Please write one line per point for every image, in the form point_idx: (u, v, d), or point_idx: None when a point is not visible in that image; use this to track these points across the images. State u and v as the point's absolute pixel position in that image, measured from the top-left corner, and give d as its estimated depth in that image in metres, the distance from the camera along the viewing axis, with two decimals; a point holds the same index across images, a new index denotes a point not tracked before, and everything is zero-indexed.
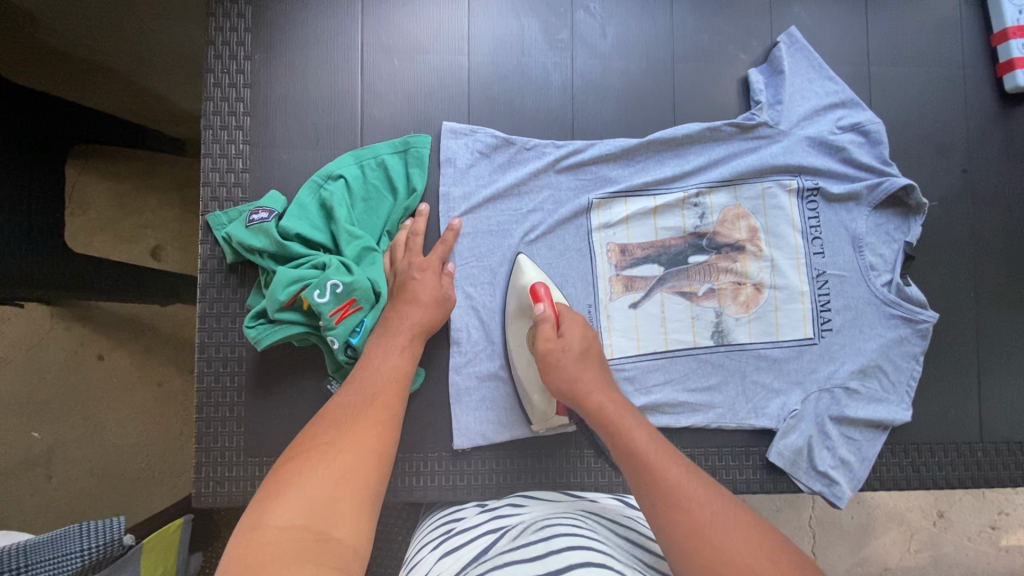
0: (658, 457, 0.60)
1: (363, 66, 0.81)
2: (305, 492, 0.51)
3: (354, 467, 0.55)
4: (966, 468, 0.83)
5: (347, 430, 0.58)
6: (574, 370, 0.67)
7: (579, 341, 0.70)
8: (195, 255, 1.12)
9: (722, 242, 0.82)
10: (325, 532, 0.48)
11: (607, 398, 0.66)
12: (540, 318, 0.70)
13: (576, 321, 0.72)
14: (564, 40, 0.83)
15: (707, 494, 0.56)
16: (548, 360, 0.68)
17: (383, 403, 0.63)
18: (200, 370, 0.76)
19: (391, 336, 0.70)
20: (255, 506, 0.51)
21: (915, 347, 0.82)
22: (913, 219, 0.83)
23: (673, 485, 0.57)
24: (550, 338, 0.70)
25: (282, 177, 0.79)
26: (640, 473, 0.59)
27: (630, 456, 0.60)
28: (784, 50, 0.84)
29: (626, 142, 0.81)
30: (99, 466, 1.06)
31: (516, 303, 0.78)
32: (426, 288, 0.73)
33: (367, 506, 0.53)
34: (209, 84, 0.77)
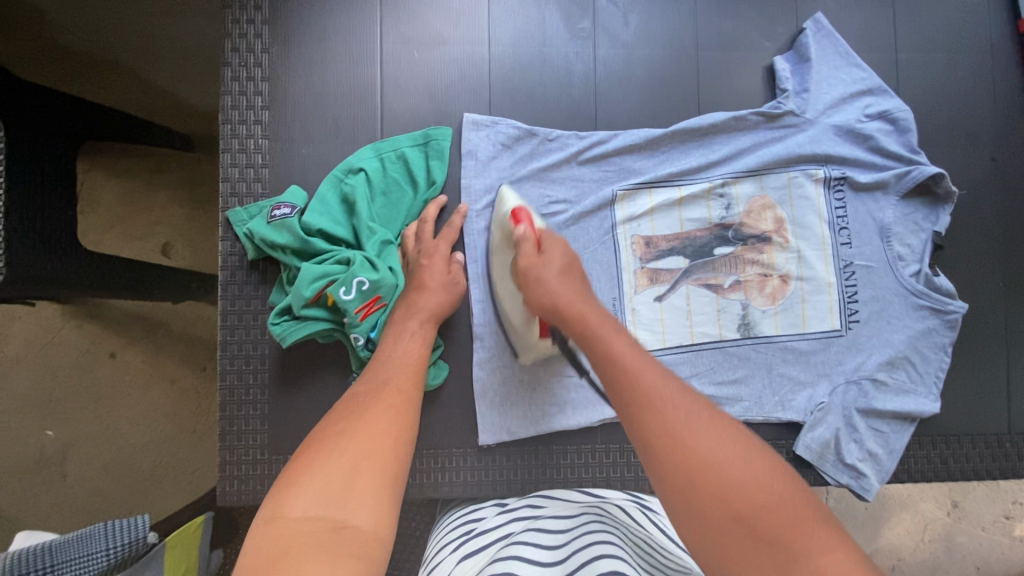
0: (636, 362, 0.57)
1: (382, 58, 0.79)
2: (320, 481, 0.49)
3: (368, 451, 0.52)
4: (994, 459, 0.83)
5: (360, 417, 0.56)
6: (554, 283, 0.65)
7: (561, 258, 0.68)
8: (206, 252, 1.11)
9: (748, 234, 0.81)
10: (341, 521, 0.46)
11: (586, 306, 0.64)
12: (520, 239, 0.68)
13: (559, 242, 0.70)
14: (586, 29, 0.81)
15: (683, 398, 0.54)
16: (528, 276, 0.66)
17: (398, 387, 0.60)
18: (223, 368, 0.75)
19: (408, 323, 0.68)
20: (270, 499, 0.49)
21: (944, 338, 0.81)
22: (941, 208, 0.82)
23: (650, 392, 0.54)
24: (530, 255, 0.67)
25: (302, 172, 0.78)
26: (617, 380, 0.56)
27: (608, 363, 0.58)
28: (811, 37, 0.82)
29: (650, 132, 0.80)
30: (113, 464, 1.06)
31: (498, 233, 0.76)
32: (433, 273, 0.72)
33: (387, 490, 0.51)
34: (227, 78, 0.76)
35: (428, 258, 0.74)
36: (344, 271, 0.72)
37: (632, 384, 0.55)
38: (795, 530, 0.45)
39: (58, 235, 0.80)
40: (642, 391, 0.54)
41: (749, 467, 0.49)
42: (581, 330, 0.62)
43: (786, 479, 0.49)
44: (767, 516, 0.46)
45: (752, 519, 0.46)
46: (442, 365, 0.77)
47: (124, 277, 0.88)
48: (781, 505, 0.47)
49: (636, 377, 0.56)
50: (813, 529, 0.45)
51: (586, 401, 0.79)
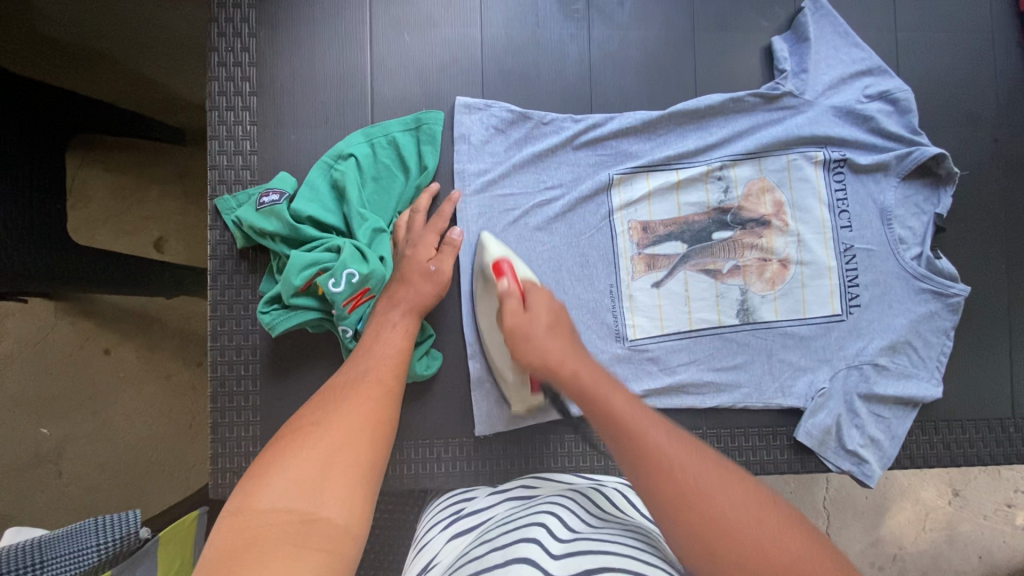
0: (636, 416, 0.56)
1: (372, 41, 0.78)
2: (292, 472, 0.48)
3: (344, 443, 0.52)
4: (997, 444, 0.82)
5: (337, 409, 0.56)
6: (544, 341, 0.64)
7: (548, 314, 0.66)
8: (198, 246, 1.09)
9: (747, 218, 0.80)
10: (312, 513, 0.45)
11: (578, 364, 0.62)
12: (505, 294, 0.67)
13: (544, 296, 0.68)
14: (580, 11, 0.80)
15: (688, 451, 0.52)
16: (516, 335, 0.65)
17: (378, 379, 0.60)
18: (214, 360, 0.74)
19: (389, 312, 0.69)
20: (240, 490, 0.48)
21: (946, 322, 0.80)
22: (943, 189, 0.80)
23: (655, 448, 0.52)
24: (516, 311, 0.66)
25: (292, 159, 0.76)
26: (617, 434, 0.54)
27: (602, 415, 0.57)
28: (809, 16, 0.80)
29: (647, 115, 0.79)
30: (109, 462, 1.04)
31: (482, 281, 0.75)
32: (416, 263, 0.71)
33: (361, 484, 0.50)
34: (214, 64, 0.74)
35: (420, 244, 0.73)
36: (334, 258, 0.70)
37: (631, 434, 0.54)
38: None
39: (49, 230, 0.78)
40: (642, 443, 0.53)
41: (766, 526, 0.46)
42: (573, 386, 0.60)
43: (805, 536, 0.47)
44: None
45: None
46: (436, 355, 0.76)
47: (113, 273, 0.86)
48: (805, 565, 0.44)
49: (637, 428, 0.54)
50: None
51: None
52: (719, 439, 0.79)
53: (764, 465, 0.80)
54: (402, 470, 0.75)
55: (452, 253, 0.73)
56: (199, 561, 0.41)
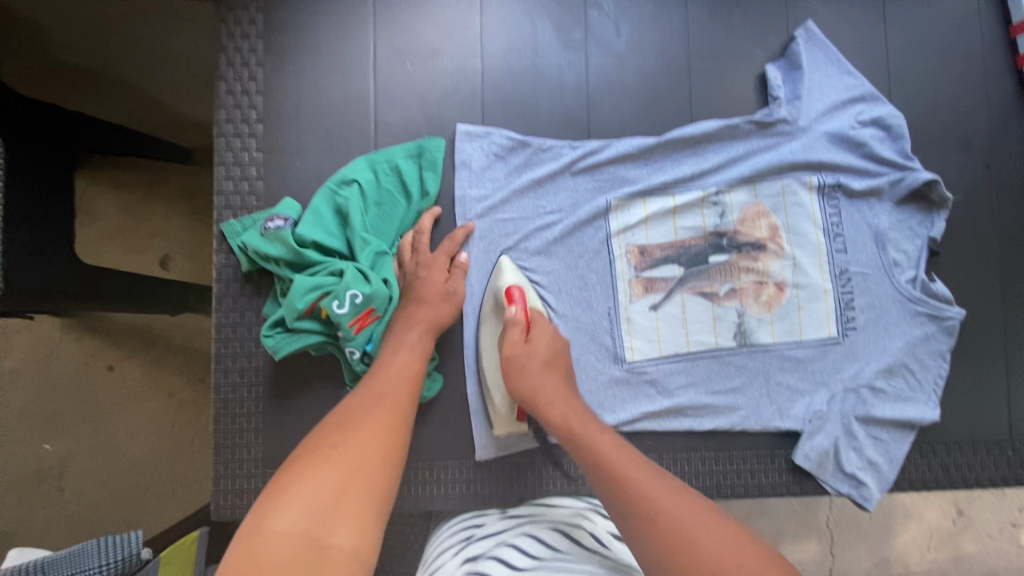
0: (627, 464, 0.60)
1: (376, 70, 0.80)
2: (305, 496, 0.50)
3: (357, 468, 0.54)
4: (996, 467, 0.82)
5: (352, 430, 0.57)
6: (537, 377, 0.69)
7: (546, 348, 0.72)
8: (203, 263, 1.11)
9: (743, 241, 0.81)
10: (323, 539, 0.47)
11: (568, 407, 0.67)
12: (510, 321, 0.71)
13: (547, 332, 0.73)
14: (579, 40, 0.82)
15: (674, 496, 0.57)
16: (512, 364, 0.70)
17: (394, 402, 0.62)
18: (218, 382, 0.75)
19: (405, 331, 0.69)
20: (257, 510, 0.50)
21: (942, 345, 0.80)
22: (937, 214, 0.82)
23: (637, 487, 0.58)
24: (517, 341, 0.71)
25: (297, 185, 0.78)
26: (602, 471, 0.60)
27: (592, 460, 0.61)
28: (803, 45, 0.82)
29: (643, 141, 0.80)
30: (111, 479, 1.05)
31: (490, 305, 0.78)
32: (432, 286, 0.73)
33: (372, 511, 0.52)
34: (222, 92, 0.77)
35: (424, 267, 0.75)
36: (336, 282, 0.72)
37: (620, 483, 0.58)
38: None
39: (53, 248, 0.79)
40: (630, 487, 0.58)
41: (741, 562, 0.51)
42: (565, 430, 0.65)
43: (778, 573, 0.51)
44: None
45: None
46: (437, 377, 0.77)
47: (114, 291, 0.87)
48: None
49: (624, 473, 0.59)
50: None
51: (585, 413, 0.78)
52: (718, 462, 0.80)
53: (763, 487, 0.80)
54: (402, 493, 0.76)
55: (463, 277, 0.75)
56: None
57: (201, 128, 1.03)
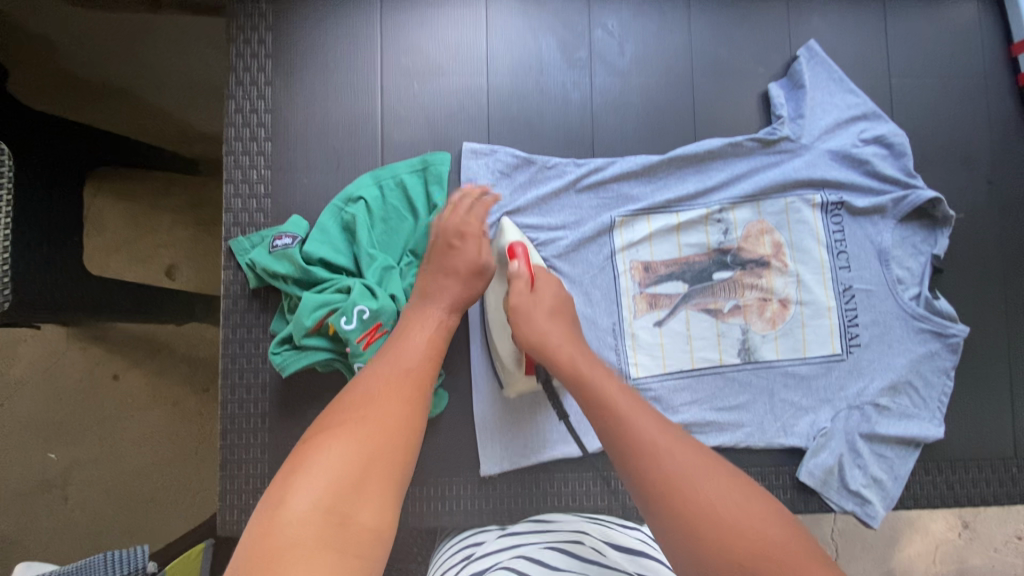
0: (631, 405, 0.57)
1: (383, 88, 0.81)
2: (328, 471, 0.49)
3: (379, 444, 0.52)
4: (1001, 485, 0.82)
5: (376, 403, 0.55)
6: (540, 322, 0.68)
7: (551, 300, 0.71)
8: (208, 274, 1.11)
9: (747, 258, 0.81)
10: (347, 517, 0.46)
11: (573, 351, 0.65)
12: (514, 275, 0.71)
13: (552, 283, 0.73)
14: (583, 59, 0.83)
15: (676, 440, 0.53)
16: (519, 313, 0.68)
17: (418, 379, 0.60)
18: (225, 397, 0.76)
19: (425, 308, 0.68)
20: (278, 482, 0.49)
21: (946, 362, 0.81)
22: (940, 231, 0.82)
23: (639, 431, 0.54)
24: (523, 292, 0.70)
25: (304, 202, 0.79)
26: (601, 413, 0.57)
27: (595, 399, 0.58)
28: (805, 64, 0.83)
29: (647, 159, 0.81)
30: (115, 488, 1.05)
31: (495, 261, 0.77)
32: (464, 258, 0.70)
33: (393, 489, 0.51)
34: (231, 110, 0.78)
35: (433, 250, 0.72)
36: (344, 298, 0.72)
37: (622, 424, 0.55)
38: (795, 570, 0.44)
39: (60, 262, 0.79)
40: (631, 430, 0.54)
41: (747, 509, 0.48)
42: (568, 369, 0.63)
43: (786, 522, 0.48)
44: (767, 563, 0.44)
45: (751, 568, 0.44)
46: (443, 394, 0.77)
47: (120, 302, 0.88)
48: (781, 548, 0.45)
49: (627, 416, 0.55)
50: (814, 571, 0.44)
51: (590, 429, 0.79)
52: None
53: None
54: (407, 508, 0.76)
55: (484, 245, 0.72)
56: (236, 556, 0.43)
57: (205, 140, 1.04)
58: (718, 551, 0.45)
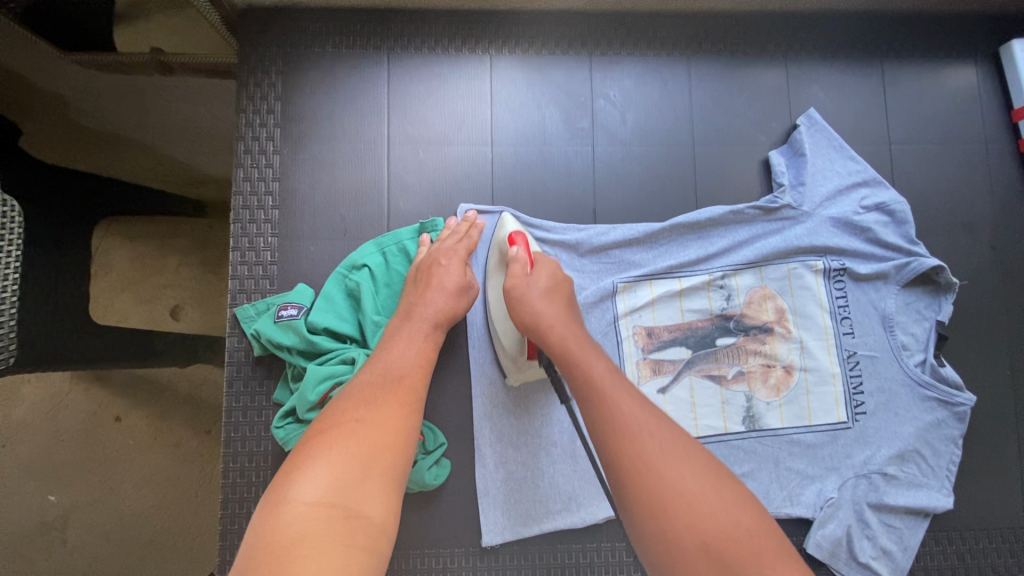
0: (622, 399, 0.59)
1: (389, 157, 0.82)
2: (331, 469, 0.53)
3: (374, 441, 0.56)
4: (1013, 555, 0.80)
5: (374, 406, 0.59)
6: (536, 301, 0.67)
7: (547, 280, 0.70)
8: (214, 314, 1.08)
9: (750, 324, 0.81)
10: (353, 511, 0.51)
11: (567, 330, 0.66)
12: (512, 260, 0.71)
13: (550, 268, 0.71)
14: (585, 128, 0.84)
15: (660, 428, 0.57)
16: (512, 294, 0.68)
17: (411, 383, 0.63)
18: (226, 466, 0.75)
19: (410, 325, 0.68)
20: (281, 479, 0.53)
21: (954, 430, 0.80)
22: (944, 297, 0.82)
23: (622, 414, 0.57)
24: (518, 274, 0.70)
25: (310, 270, 0.80)
26: (589, 395, 0.60)
27: (589, 387, 0.60)
28: (804, 132, 0.84)
29: (648, 226, 0.82)
30: (116, 530, 1.02)
31: (496, 256, 0.78)
32: (449, 277, 0.72)
33: (394, 483, 0.56)
34: (239, 179, 0.79)
35: (416, 282, 0.73)
36: (348, 370, 0.73)
37: (613, 418, 0.57)
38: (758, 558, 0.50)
39: (70, 315, 0.79)
40: (616, 413, 0.58)
41: (719, 496, 0.53)
42: (560, 351, 0.64)
43: (751, 510, 0.54)
44: (733, 546, 0.51)
45: (716, 550, 0.50)
46: (445, 464, 0.77)
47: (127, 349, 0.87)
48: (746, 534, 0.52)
49: (613, 400, 0.59)
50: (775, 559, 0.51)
51: (593, 495, 0.78)
52: None
53: None
54: None
55: (460, 265, 0.73)
56: (247, 546, 0.48)
57: (212, 183, 1.04)
58: (691, 531, 0.51)
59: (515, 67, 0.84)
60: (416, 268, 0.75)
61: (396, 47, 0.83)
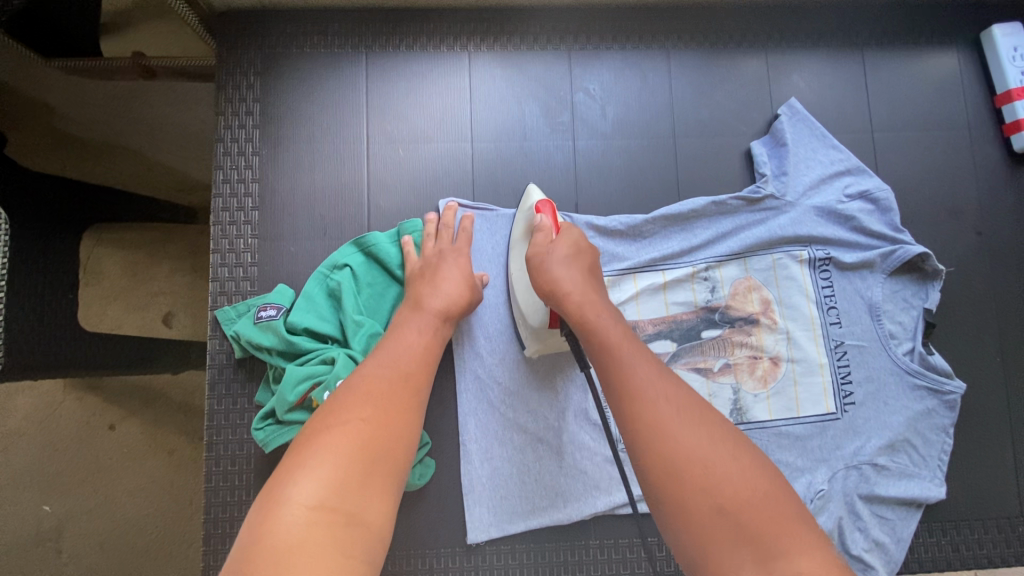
0: (641, 368, 0.57)
1: (370, 155, 0.82)
2: (329, 472, 0.52)
3: (378, 442, 0.55)
4: (1008, 545, 0.79)
5: (378, 406, 0.58)
6: (556, 267, 0.67)
7: (569, 246, 0.69)
8: (206, 320, 1.07)
9: (735, 316, 0.81)
10: (350, 518, 0.50)
11: (582, 295, 0.65)
12: (537, 228, 0.71)
13: (572, 237, 0.70)
14: (565, 123, 0.84)
15: (673, 395, 0.55)
16: (534, 262, 0.68)
17: (415, 383, 0.62)
18: (209, 470, 0.75)
19: (419, 317, 0.68)
20: (274, 481, 0.52)
21: (944, 419, 0.79)
22: (931, 284, 0.81)
23: (638, 380, 0.56)
24: (540, 243, 0.70)
25: (290, 271, 0.80)
26: (604, 356, 0.60)
27: (601, 350, 0.60)
28: (786, 122, 0.84)
29: (630, 219, 0.81)
30: (111, 539, 1.01)
31: (522, 226, 0.77)
32: (451, 275, 0.72)
33: (391, 490, 0.55)
34: (219, 181, 0.79)
35: (419, 276, 0.73)
36: (328, 370, 0.72)
37: (624, 376, 0.57)
38: (778, 531, 0.47)
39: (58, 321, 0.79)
40: (630, 376, 0.57)
41: (737, 464, 0.51)
42: (575, 316, 0.64)
43: (769, 477, 0.52)
44: (754, 515, 0.48)
45: (734, 512, 0.48)
46: (430, 464, 0.76)
47: (120, 356, 0.86)
48: (765, 502, 0.49)
49: (626, 364, 0.58)
50: (800, 532, 0.48)
51: (581, 493, 0.77)
52: None
53: None
54: None
55: (461, 261, 0.75)
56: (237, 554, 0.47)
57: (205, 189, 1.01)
58: (706, 499, 0.49)
59: (493, 63, 0.84)
60: (421, 264, 0.75)
61: (373, 45, 0.83)
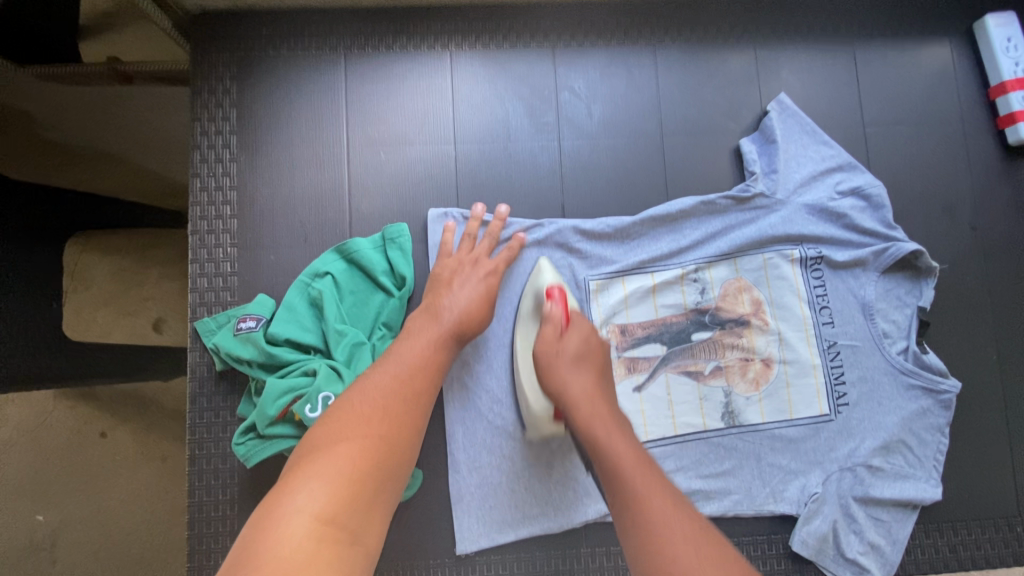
0: (653, 494, 0.54)
1: (351, 161, 0.80)
2: (331, 483, 0.50)
3: (386, 460, 0.54)
4: (1006, 545, 0.78)
5: (384, 421, 0.57)
6: (564, 371, 0.65)
7: (578, 346, 0.67)
8: None
9: (726, 318, 0.79)
10: (348, 536, 0.47)
11: (591, 403, 0.64)
12: (546, 318, 0.69)
13: (584, 330, 0.69)
14: (550, 123, 0.82)
15: (684, 522, 0.51)
16: (543, 360, 0.67)
17: (419, 399, 0.61)
18: (192, 484, 0.74)
19: (430, 329, 0.67)
20: (273, 493, 0.50)
21: (940, 419, 0.77)
22: (924, 281, 0.80)
23: (646, 506, 0.53)
24: (550, 336, 0.68)
25: (271, 280, 0.78)
26: (611, 475, 0.57)
27: (608, 469, 0.58)
28: (775, 118, 0.82)
29: (617, 221, 0.80)
30: (105, 548, 0.98)
31: (530, 303, 0.75)
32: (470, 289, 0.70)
33: (385, 509, 0.52)
34: (196, 189, 0.77)
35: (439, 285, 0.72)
36: (309, 382, 0.70)
37: (634, 510, 0.53)
38: None
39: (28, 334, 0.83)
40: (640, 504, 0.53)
41: None
42: (584, 428, 0.62)
43: None
44: None
45: None
46: (418, 474, 0.74)
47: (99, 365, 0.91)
48: None
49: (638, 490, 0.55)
50: None
51: (571, 501, 0.76)
52: None
53: None
54: None
55: (481, 272, 0.72)
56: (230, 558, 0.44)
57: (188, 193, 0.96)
58: None
59: (476, 62, 0.82)
60: (440, 271, 0.73)
61: (352, 46, 0.81)
